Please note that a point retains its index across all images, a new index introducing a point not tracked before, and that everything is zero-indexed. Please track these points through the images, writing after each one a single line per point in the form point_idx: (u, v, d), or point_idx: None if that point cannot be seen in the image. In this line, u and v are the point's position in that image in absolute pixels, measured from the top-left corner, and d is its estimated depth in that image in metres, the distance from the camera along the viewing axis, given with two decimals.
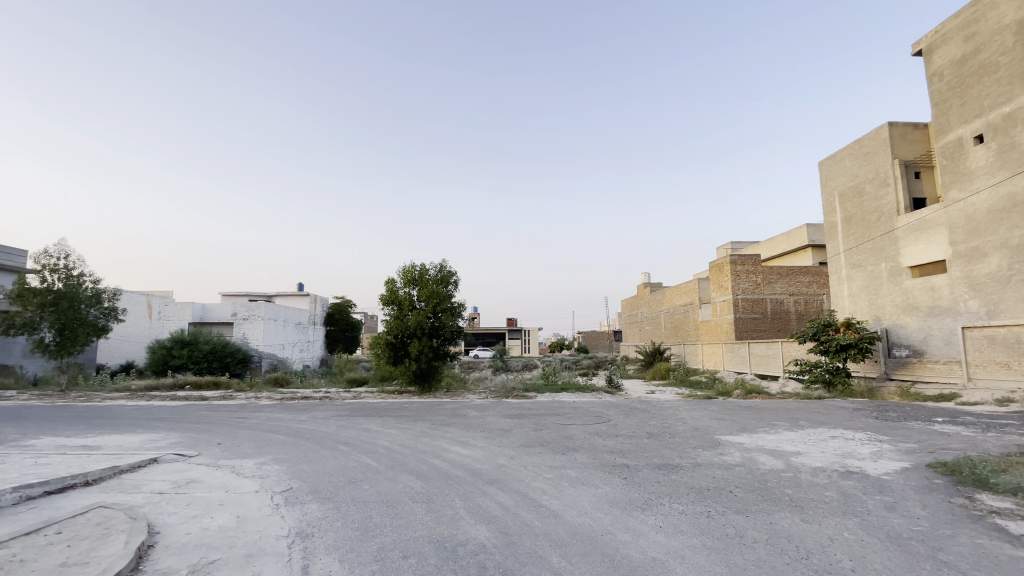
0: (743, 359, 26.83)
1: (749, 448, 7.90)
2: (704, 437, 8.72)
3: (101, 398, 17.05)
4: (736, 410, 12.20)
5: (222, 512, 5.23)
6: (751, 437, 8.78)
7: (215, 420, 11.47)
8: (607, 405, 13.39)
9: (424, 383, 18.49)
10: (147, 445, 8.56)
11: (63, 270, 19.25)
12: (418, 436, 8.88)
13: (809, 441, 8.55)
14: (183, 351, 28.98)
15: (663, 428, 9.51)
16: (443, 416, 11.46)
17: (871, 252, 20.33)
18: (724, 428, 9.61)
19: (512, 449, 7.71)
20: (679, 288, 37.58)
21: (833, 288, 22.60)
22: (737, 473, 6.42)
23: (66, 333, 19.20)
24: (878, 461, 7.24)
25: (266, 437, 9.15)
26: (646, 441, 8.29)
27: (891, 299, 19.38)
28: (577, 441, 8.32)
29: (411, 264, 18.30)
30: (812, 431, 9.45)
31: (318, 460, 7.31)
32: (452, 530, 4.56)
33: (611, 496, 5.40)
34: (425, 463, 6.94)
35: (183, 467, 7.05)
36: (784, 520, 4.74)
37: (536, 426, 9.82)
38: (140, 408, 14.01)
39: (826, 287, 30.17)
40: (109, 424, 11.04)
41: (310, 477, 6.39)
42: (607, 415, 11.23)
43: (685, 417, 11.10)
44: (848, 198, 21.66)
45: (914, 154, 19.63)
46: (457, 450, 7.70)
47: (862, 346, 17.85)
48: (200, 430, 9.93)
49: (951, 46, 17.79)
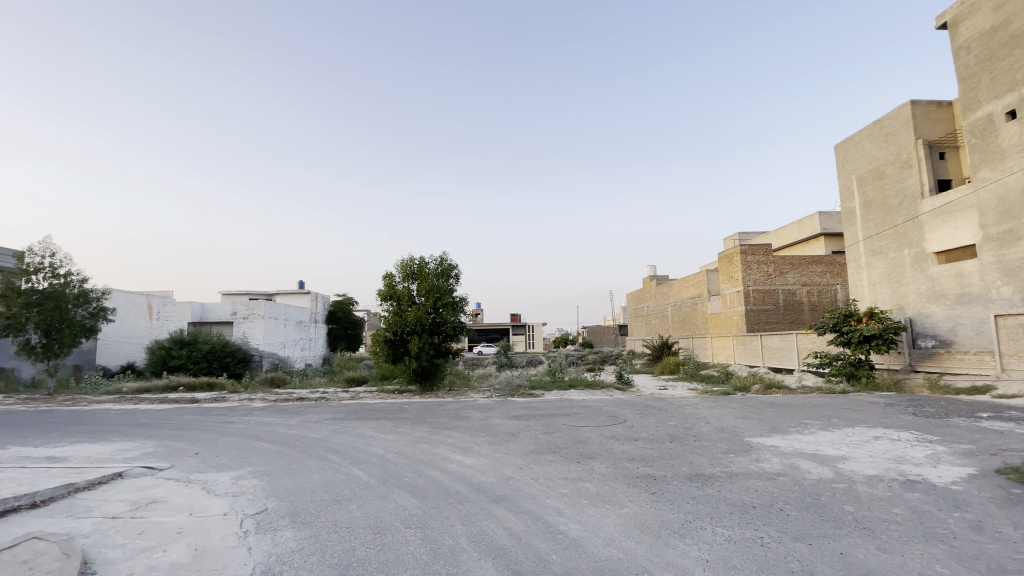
0: (755, 352, 25.92)
1: (787, 452, 7.02)
2: (734, 440, 7.83)
3: (88, 402, 16.27)
4: (760, 408, 11.33)
5: (178, 546, 4.39)
6: (786, 439, 7.90)
7: (199, 425, 10.64)
8: (621, 403, 12.52)
9: (425, 382, 17.67)
10: (117, 456, 7.72)
11: (48, 270, 18.57)
12: (416, 443, 8.02)
13: (851, 444, 7.66)
14: (182, 352, 28.25)
15: (686, 430, 8.65)
16: (445, 418, 10.59)
17: (893, 238, 19.35)
18: (753, 429, 8.73)
19: (520, 457, 6.85)
20: (687, 280, 36.62)
21: (852, 277, 21.65)
22: (782, 484, 5.57)
23: (52, 334, 18.44)
24: (940, 469, 6.33)
25: (249, 445, 8.30)
26: (670, 446, 7.41)
27: (914, 287, 18.43)
28: (592, 446, 7.44)
29: (409, 257, 17.47)
30: (850, 431, 8.60)
31: (301, 473, 6.46)
32: (451, 567, 3.71)
33: (639, 518, 4.54)
34: (423, 476, 6.09)
35: (149, 484, 6.22)
36: (857, 552, 3.87)
37: (545, 428, 8.97)
38: (125, 413, 13.18)
39: (840, 276, 29.18)
40: (84, 432, 10.21)
41: (289, 496, 5.54)
42: (622, 415, 10.39)
43: (707, 416, 10.21)
44: (867, 181, 20.67)
45: (938, 133, 18.66)
46: (459, 459, 6.84)
47: (887, 337, 16.89)
48: (180, 438, 9.11)
49: (979, 17, 16.75)
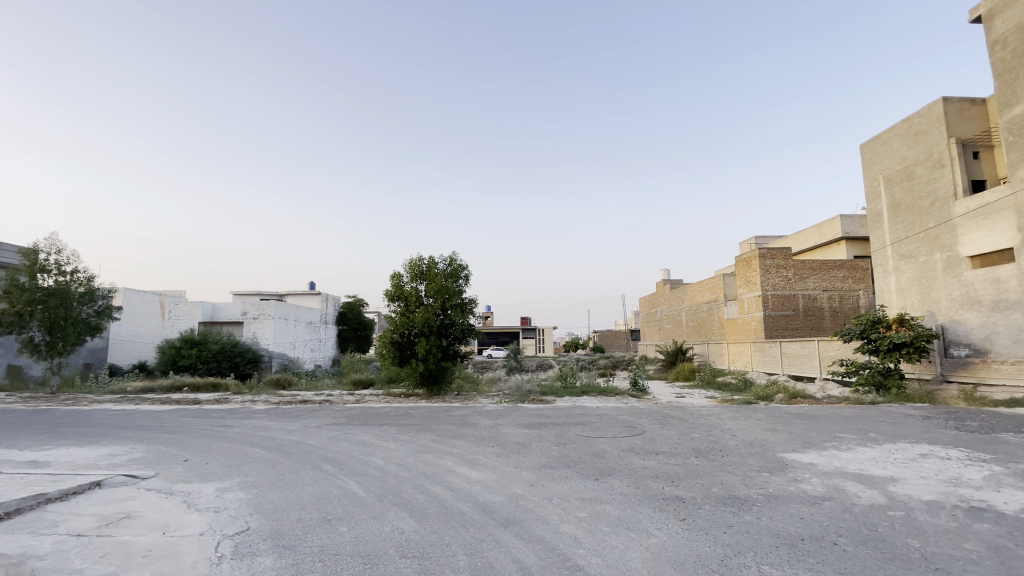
0: (774, 360, 25.02)
1: (828, 472, 6.33)
2: (765, 456, 7.15)
3: (89, 401, 15.92)
4: (788, 420, 10.61)
5: (142, 573, 3.85)
6: (823, 456, 7.21)
7: (195, 428, 10.16)
8: (637, 412, 11.83)
9: (432, 386, 17.12)
10: (101, 463, 7.23)
11: (54, 267, 18.38)
12: (418, 453, 7.44)
13: (897, 463, 6.98)
14: (191, 351, 28.06)
15: (711, 443, 7.98)
16: (451, 425, 9.99)
17: (924, 241, 18.43)
18: (785, 444, 8.05)
19: (532, 473, 6.23)
20: (702, 285, 35.73)
21: (878, 282, 20.75)
22: (829, 512, 4.93)
23: (56, 332, 18.22)
24: (1003, 494, 5.65)
25: (242, 452, 7.78)
26: (696, 463, 6.76)
27: (946, 292, 17.50)
28: (610, 461, 6.80)
29: (418, 256, 16.97)
30: (892, 448, 7.90)
31: (293, 486, 5.92)
32: None
33: (671, 551, 3.90)
34: (425, 492, 5.51)
35: (127, 495, 5.72)
36: None
37: (558, 439, 8.34)
38: (123, 414, 12.76)
39: (862, 282, 28.14)
40: (76, 434, 9.78)
41: (275, 513, 5.00)
42: (640, 425, 9.73)
43: (731, 428, 9.52)
44: (895, 181, 19.80)
45: (972, 132, 17.80)
46: (464, 473, 6.25)
47: (918, 345, 15.98)
48: (172, 442, 8.63)
49: (1015, 9, 15.91)
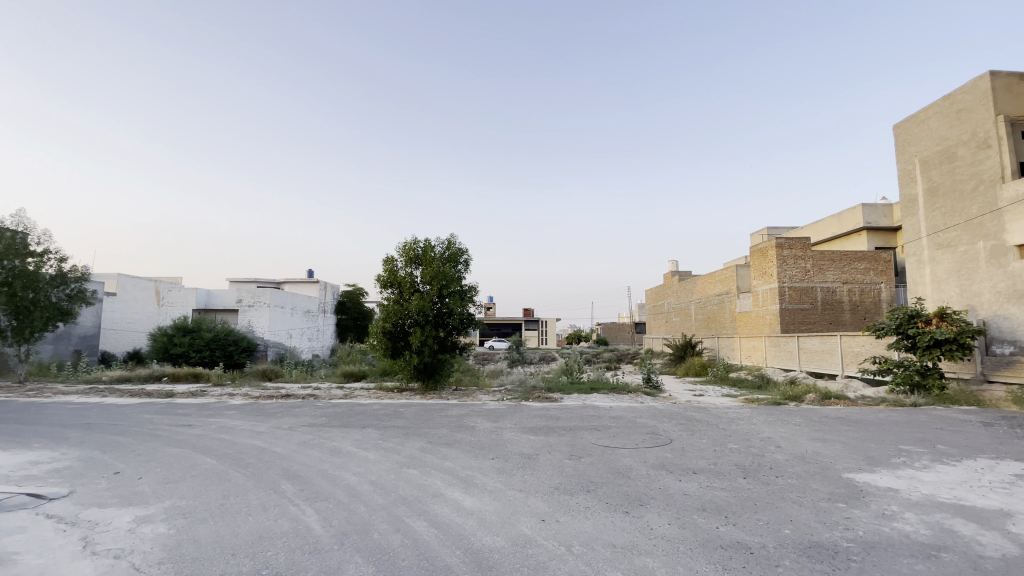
0: (791, 355, 23.61)
1: (919, 505, 4.94)
2: (829, 478, 5.78)
3: (55, 392, 14.64)
4: (834, 426, 9.25)
5: None
6: (901, 479, 5.81)
7: (152, 428, 8.84)
8: (657, 414, 10.48)
9: (428, 380, 15.78)
10: (13, 475, 5.90)
11: (20, 246, 17.04)
12: (401, 467, 6.11)
13: (996, 489, 5.58)
14: (183, 340, 26.82)
15: (756, 459, 6.62)
16: (444, 428, 8.63)
17: (965, 229, 16.90)
18: (846, 460, 6.67)
19: (541, 500, 4.87)
20: (713, 276, 34.24)
21: (911, 272, 19.23)
22: (956, 573, 3.55)
23: (22, 317, 16.93)
24: None
25: (189, 462, 6.43)
26: (748, 487, 5.38)
27: (990, 284, 15.96)
28: (639, 483, 5.43)
29: (412, 239, 15.60)
30: (976, 466, 6.50)
31: (237, 514, 4.57)
32: None
33: None
34: (400, 531, 4.14)
35: (14, 527, 4.38)
36: None
37: (570, 450, 6.96)
38: (83, 407, 11.45)
39: (885, 275, 26.61)
40: (10, 433, 8.46)
41: (193, 563, 3.64)
42: (665, 432, 8.34)
43: (771, 437, 8.14)
44: (932, 164, 18.27)
45: (1021, 109, 16.27)
46: (455, 500, 4.88)
47: (962, 341, 14.42)
48: (114, 446, 7.30)
49: None
